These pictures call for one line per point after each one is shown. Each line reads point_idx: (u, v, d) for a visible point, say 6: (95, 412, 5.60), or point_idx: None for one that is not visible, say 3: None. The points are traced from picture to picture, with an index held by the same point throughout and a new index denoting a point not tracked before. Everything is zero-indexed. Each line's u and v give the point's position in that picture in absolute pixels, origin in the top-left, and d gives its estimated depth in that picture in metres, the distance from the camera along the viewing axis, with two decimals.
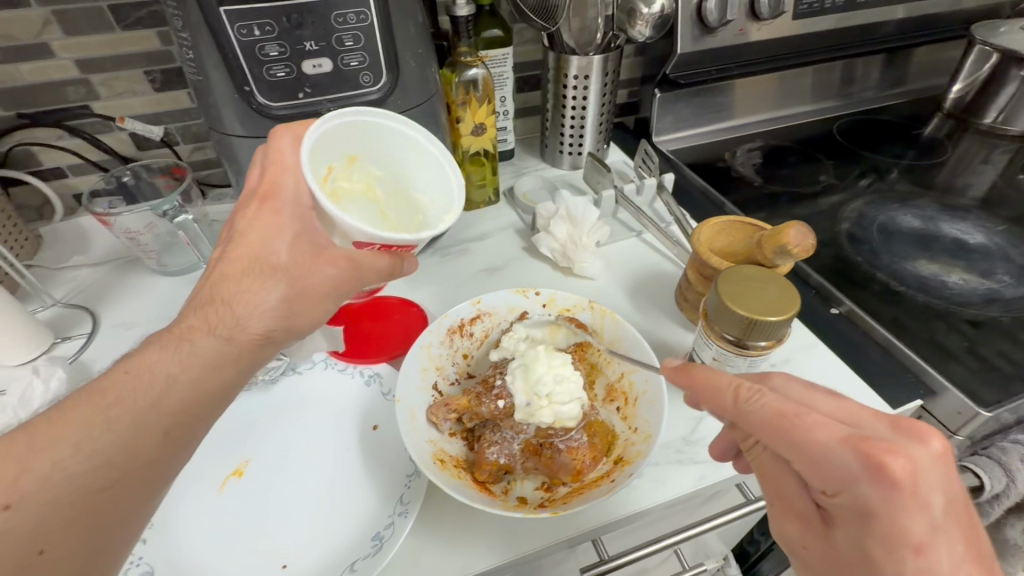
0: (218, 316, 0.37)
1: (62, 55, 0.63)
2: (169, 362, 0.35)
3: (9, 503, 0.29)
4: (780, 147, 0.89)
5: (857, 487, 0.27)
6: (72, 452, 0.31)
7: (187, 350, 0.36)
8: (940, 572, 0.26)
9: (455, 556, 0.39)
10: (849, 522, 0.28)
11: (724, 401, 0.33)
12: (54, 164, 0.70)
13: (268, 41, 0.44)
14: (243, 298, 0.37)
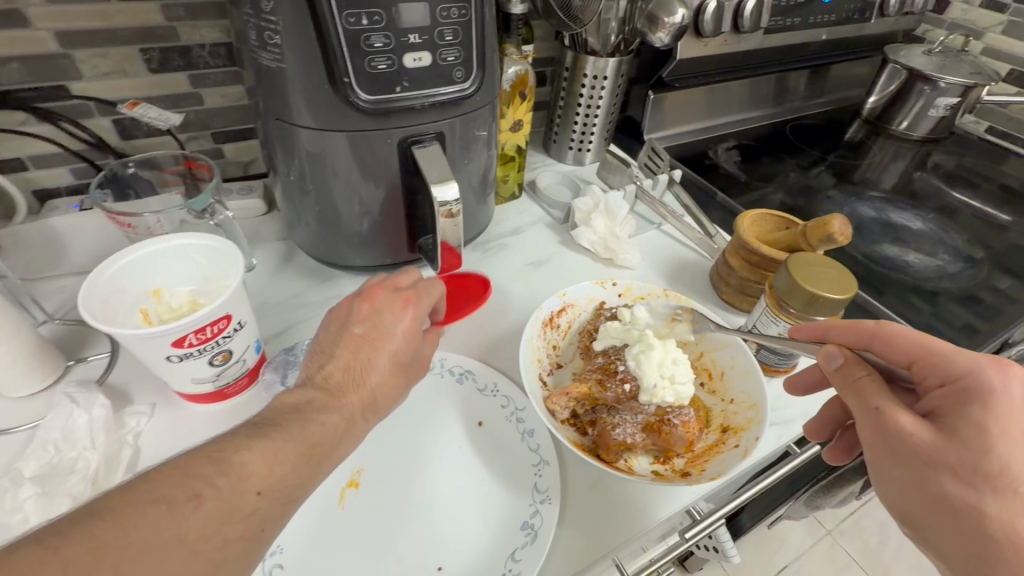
0: (348, 349, 0.40)
1: (40, 25, 0.52)
2: (337, 418, 0.36)
3: (260, 489, 0.30)
4: (749, 147, 1.00)
5: (979, 374, 0.33)
6: (272, 469, 0.31)
7: (325, 416, 0.35)
8: None
9: (600, 532, 0.42)
10: (961, 409, 0.33)
11: (859, 332, 0.40)
12: (11, 154, 0.58)
13: (375, 32, 0.42)
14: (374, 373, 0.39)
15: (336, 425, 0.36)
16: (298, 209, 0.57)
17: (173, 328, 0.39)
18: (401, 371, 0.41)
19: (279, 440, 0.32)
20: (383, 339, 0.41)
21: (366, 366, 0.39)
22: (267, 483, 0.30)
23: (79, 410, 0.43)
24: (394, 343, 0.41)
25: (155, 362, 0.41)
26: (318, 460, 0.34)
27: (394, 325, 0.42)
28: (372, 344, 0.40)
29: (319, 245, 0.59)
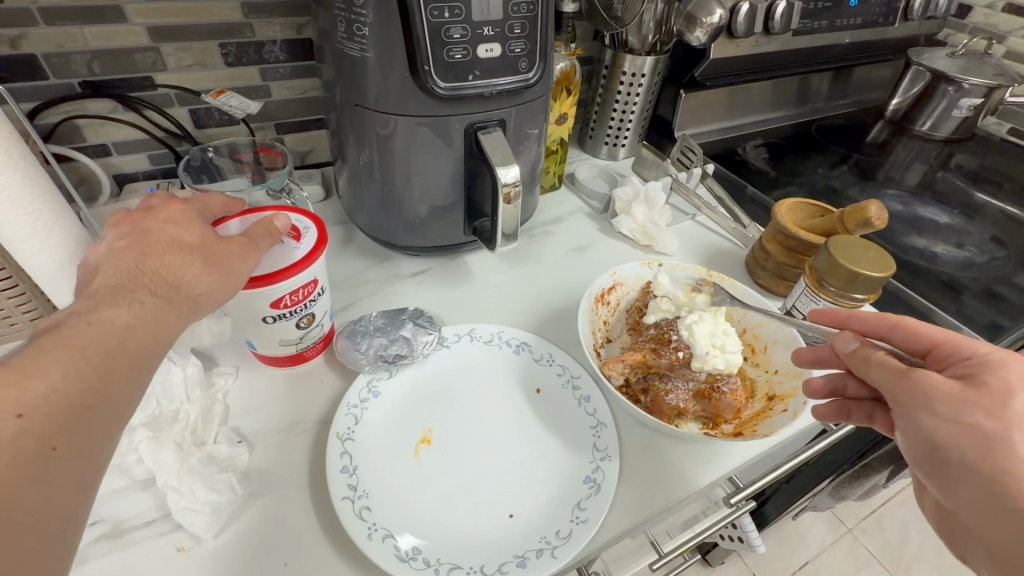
0: (119, 259, 0.36)
1: (135, 20, 0.57)
2: (127, 312, 0.33)
3: (20, 412, 0.26)
4: (776, 145, 1.03)
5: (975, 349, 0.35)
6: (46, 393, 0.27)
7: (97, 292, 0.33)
8: None
9: (658, 488, 0.45)
10: (976, 378, 0.33)
11: (883, 322, 0.41)
12: (99, 140, 0.63)
13: (454, 24, 0.46)
14: (160, 260, 0.36)
15: (125, 316, 0.33)
16: (363, 193, 0.61)
17: (274, 289, 0.44)
18: (195, 258, 0.37)
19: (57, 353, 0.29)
20: (161, 241, 0.37)
21: (141, 267, 0.35)
22: (39, 403, 0.27)
23: (175, 365, 0.47)
24: (183, 237, 0.38)
25: (252, 321, 0.46)
26: (115, 365, 0.31)
27: (173, 228, 0.38)
28: (127, 246, 0.37)
29: (380, 227, 0.63)
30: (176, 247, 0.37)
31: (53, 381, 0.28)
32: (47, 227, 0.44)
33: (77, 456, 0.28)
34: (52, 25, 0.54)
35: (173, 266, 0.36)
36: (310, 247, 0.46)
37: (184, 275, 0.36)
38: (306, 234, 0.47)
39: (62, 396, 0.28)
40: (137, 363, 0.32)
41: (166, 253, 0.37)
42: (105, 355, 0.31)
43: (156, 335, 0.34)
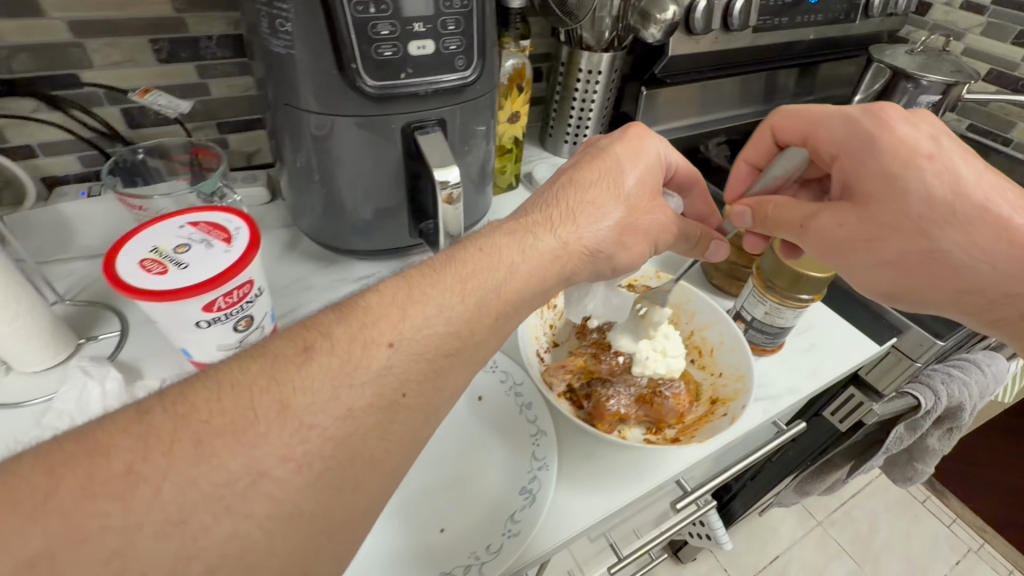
0: (563, 216, 0.42)
1: (53, 15, 0.54)
2: (427, 321, 0.33)
3: (304, 423, 0.28)
4: (739, 142, 1.03)
5: (853, 129, 0.45)
6: (333, 416, 0.29)
7: (534, 249, 0.39)
8: (932, 192, 0.42)
9: (595, 495, 0.44)
10: (862, 194, 0.45)
11: (796, 125, 0.51)
12: (23, 141, 0.60)
13: (381, 20, 0.44)
14: (426, 300, 0.34)
15: (426, 316, 0.34)
16: (302, 194, 0.58)
17: (206, 292, 0.41)
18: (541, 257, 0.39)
19: (441, 290, 0.35)
20: (493, 263, 0.38)
21: (484, 274, 0.37)
22: (404, 352, 0.32)
23: (93, 381, 0.45)
24: (507, 259, 0.38)
25: (183, 328, 0.44)
26: (424, 384, 0.32)
27: (648, 208, 0.45)
28: (609, 186, 0.44)
29: (325, 231, 0.61)
30: (493, 265, 0.37)
31: (417, 329, 0.33)
32: None
33: (420, 408, 0.32)
34: None
35: (434, 307, 0.34)
36: (242, 248, 0.44)
37: (601, 230, 0.42)
38: (237, 234, 0.45)
39: (358, 419, 0.29)
40: (431, 391, 0.32)
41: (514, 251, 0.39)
42: (489, 305, 0.36)
43: (461, 350, 0.34)
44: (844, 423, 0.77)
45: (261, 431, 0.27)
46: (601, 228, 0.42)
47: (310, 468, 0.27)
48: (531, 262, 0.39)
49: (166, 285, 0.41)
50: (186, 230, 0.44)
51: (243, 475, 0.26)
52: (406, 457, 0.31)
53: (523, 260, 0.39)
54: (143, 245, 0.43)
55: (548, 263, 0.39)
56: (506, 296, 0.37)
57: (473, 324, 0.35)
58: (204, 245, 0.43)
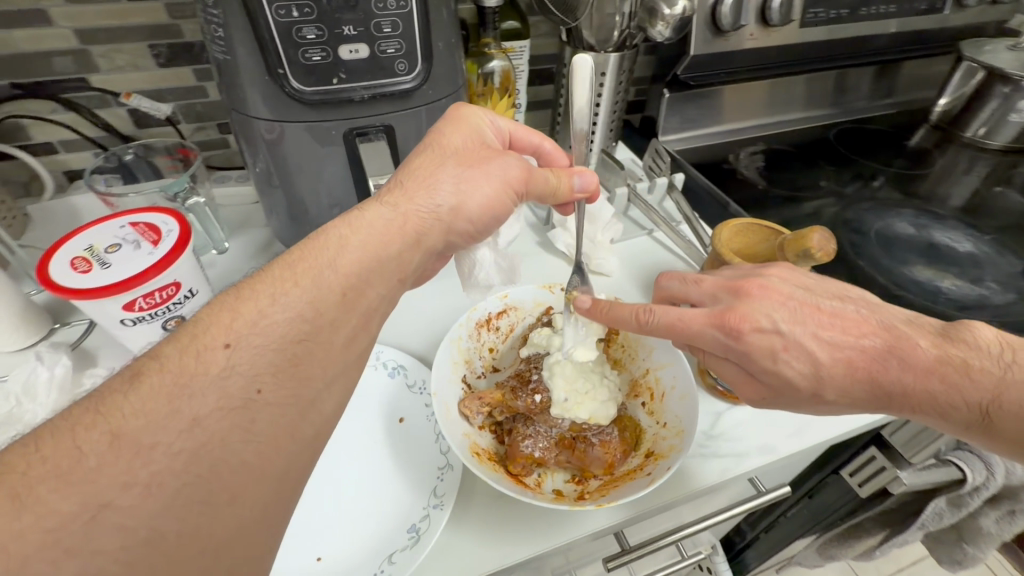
0: (394, 194, 0.39)
1: (61, 24, 0.59)
2: (281, 314, 0.30)
3: (149, 441, 0.24)
4: (779, 151, 0.92)
5: (717, 337, 0.39)
6: (189, 425, 0.25)
7: (369, 222, 0.36)
8: (808, 373, 0.37)
9: (491, 545, 0.40)
10: (762, 380, 0.39)
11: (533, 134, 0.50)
12: (44, 138, 0.66)
13: (306, 24, 0.43)
14: (265, 300, 0.30)
15: (255, 310, 0.30)
16: (263, 197, 0.59)
17: (123, 293, 0.42)
18: (361, 256, 0.34)
19: (292, 289, 0.31)
20: (321, 262, 0.33)
21: (316, 267, 0.33)
22: (247, 352, 0.28)
23: (42, 366, 0.48)
24: (338, 257, 0.33)
25: (112, 325, 0.45)
26: (293, 371, 0.29)
27: (489, 158, 0.42)
28: (450, 154, 0.41)
29: (290, 234, 0.61)
30: (321, 267, 0.33)
31: (268, 323, 0.29)
32: None
33: (283, 401, 0.28)
34: None
35: (273, 301, 0.30)
36: (167, 250, 0.45)
37: (441, 199, 0.39)
38: (167, 236, 0.46)
39: (224, 420, 0.26)
40: (311, 370, 0.30)
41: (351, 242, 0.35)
42: (328, 281, 0.32)
43: (322, 332, 0.31)
44: (865, 487, 0.65)
45: (93, 466, 0.23)
46: (437, 196, 0.39)
47: (164, 487, 0.24)
48: (366, 233, 0.35)
49: (86, 283, 0.42)
50: (125, 230, 0.46)
51: (80, 512, 0.22)
52: (303, 447, 0.29)
53: (355, 234, 0.35)
54: (80, 244, 0.45)
55: (384, 233, 0.36)
56: (349, 275, 0.33)
57: (333, 306, 0.32)
58: (134, 246, 0.45)
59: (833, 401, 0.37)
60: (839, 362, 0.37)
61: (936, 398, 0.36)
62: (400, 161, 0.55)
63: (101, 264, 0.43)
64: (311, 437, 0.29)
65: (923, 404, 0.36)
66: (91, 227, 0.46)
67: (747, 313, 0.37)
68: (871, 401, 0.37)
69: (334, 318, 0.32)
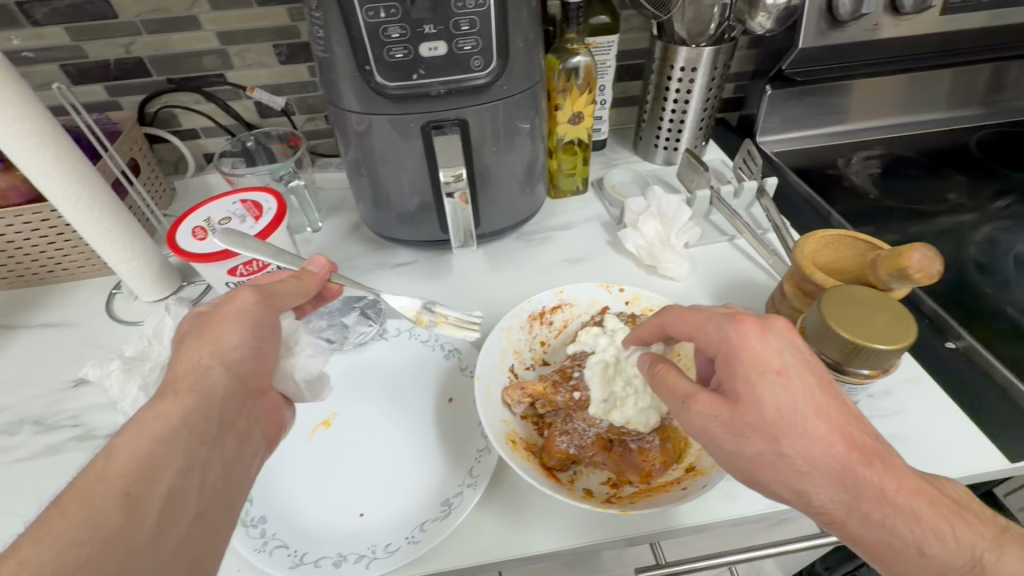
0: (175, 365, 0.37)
1: (207, 28, 0.69)
2: (166, 414, 0.33)
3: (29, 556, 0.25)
4: (902, 157, 0.81)
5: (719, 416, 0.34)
6: (71, 525, 0.27)
7: (194, 350, 0.37)
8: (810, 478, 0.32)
9: (518, 532, 0.41)
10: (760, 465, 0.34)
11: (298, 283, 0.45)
12: (190, 126, 0.79)
13: (391, 24, 0.46)
14: (155, 409, 0.33)
15: (143, 416, 0.33)
16: (352, 182, 0.64)
17: (232, 260, 0.50)
18: (221, 377, 0.37)
19: (93, 484, 0.29)
20: (192, 378, 0.36)
21: (177, 387, 0.35)
22: (118, 466, 0.30)
23: (169, 316, 0.58)
24: (208, 370, 0.37)
25: (219, 286, 0.53)
26: (166, 475, 0.31)
27: (224, 306, 0.40)
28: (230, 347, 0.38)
29: (372, 218, 0.66)
30: (189, 379, 0.36)
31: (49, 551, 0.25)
32: (89, 204, 0.54)
33: (166, 506, 0.30)
34: (151, 33, 0.69)
35: (161, 408, 0.33)
36: (266, 225, 0.51)
37: (205, 356, 0.37)
38: (268, 211, 0.53)
39: (109, 518, 0.28)
40: (191, 490, 0.31)
41: (205, 375, 0.36)
42: (115, 480, 0.29)
43: (196, 428, 0.34)
44: None
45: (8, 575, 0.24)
46: (227, 349, 0.38)
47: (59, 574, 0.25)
48: (144, 420, 0.32)
49: (203, 250, 0.49)
50: (236, 206, 0.53)
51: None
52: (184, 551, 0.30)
53: (207, 350, 0.37)
54: (201, 216, 0.53)
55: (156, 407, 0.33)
56: (145, 449, 0.31)
57: (197, 405, 0.35)
58: (240, 220, 0.52)
59: (811, 479, 0.32)
60: (831, 432, 0.33)
61: (911, 518, 0.32)
62: (474, 154, 0.57)
63: (217, 233, 0.51)
64: (190, 539, 0.30)
65: (902, 529, 0.32)
66: (210, 203, 0.54)
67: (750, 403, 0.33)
68: (848, 499, 0.32)
69: (208, 420, 0.34)
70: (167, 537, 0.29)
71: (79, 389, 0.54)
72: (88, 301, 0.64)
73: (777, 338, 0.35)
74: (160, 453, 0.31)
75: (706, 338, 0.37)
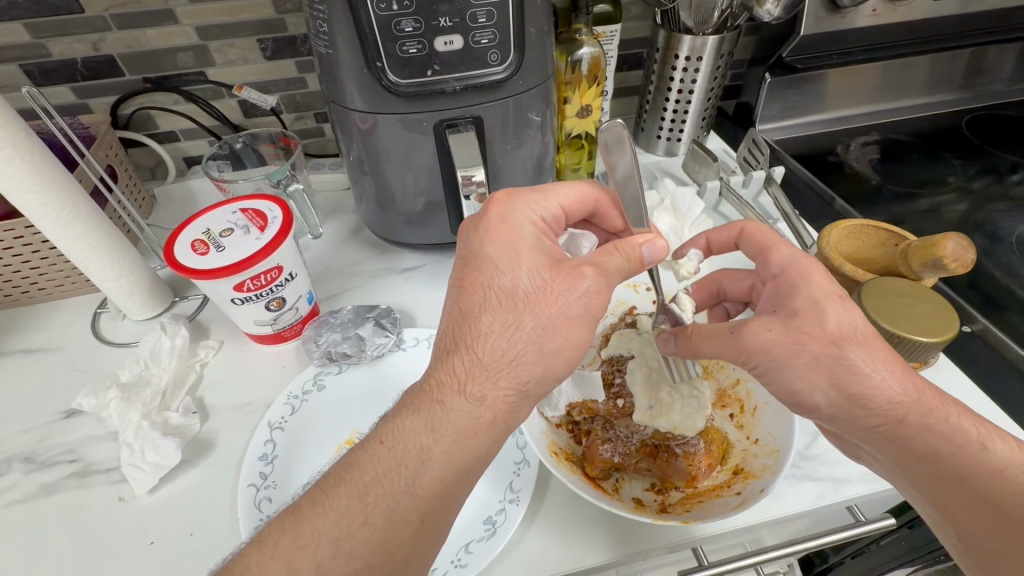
0: (473, 372, 0.35)
1: (185, 22, 0.64)
2: (434, 438, 0.33)
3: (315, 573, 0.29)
4: (897, 142, 0.82)
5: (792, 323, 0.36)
6: (333, 550, 0.30)
7: (505, 322, 0.35)
8: (877, 373, 0.34)
9: (565, 547, 0.40)
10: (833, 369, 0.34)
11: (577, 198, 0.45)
12: (168, 128, 0.73)
13: (405, 17, 0.44)
14: (447, 410, 0.34)
15: (425, 435, 0.33)
16: (353, 182, 0.60)
17: (237, 274, 0.46)
18: (528, 365, 0.35)
19: (372, 491, 0.32)
20: (502, 372, 0.35)
21: (496, 369, 0.35)
22: (399, 495, 0.32)
23: (165, 337, 0.53)
24: (519, 370, 0.35)
25: (223, 302, 0.49)
26: (440, 504, 0.32)
27: (566, 294, 0.36)
28: (502, 294, 0.36)
29: (375, 221, 0.63)
30: (504, 372, 0.34)
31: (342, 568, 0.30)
32: (72, 220, 0.50)
33: (427, 534, 0.32)
34: (122, 29, 0.63)
35: (454, 407, 0.34)
36: (273, 235, 0.48)
37: (524, 370, 0.35)
38: (272, 221, 0.49)
39: (386, 547, 0.31)
40: (446, 512, 0.33)
41: (516, 333, 0.35)
42: (408, 510, 0.31)
43: (478, 460, 0.34)
44: None
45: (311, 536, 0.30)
46: (535, 344, 0.35)
47: None
48: (448, 442, 0.33)
49: (205, 265, 0.46)
50: (237, 216, 0.50)
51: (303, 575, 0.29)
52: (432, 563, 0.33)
53: (508, 336, 0.35)
54: (199, 228, 0.49)
55: (469, 437, 0.33)
56: (436, 488, 0.32)
57: (488, 427, 0.34)
58: (244, 231, 0.48)
59: (875, 380, 0.34)
60: (890, 352, 0.35)
61: (968, 423, 0.34)
62: (486, 152, 0.54)
63: (218, 246, 0.47)
64: (432, 538, 0.32)
65: (962, 425, 0.34)
66: (210, 211, 0.51)
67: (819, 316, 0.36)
68: (909, 400, 0.34)
69: (479, 448, 0.34)
70: (431, 535, 0.32)
71: (70, 420, 0.50)
72: (71, 322, 0.59)
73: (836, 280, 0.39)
74: (441, 482, 0.32)
75: (766, 267, 0.42)
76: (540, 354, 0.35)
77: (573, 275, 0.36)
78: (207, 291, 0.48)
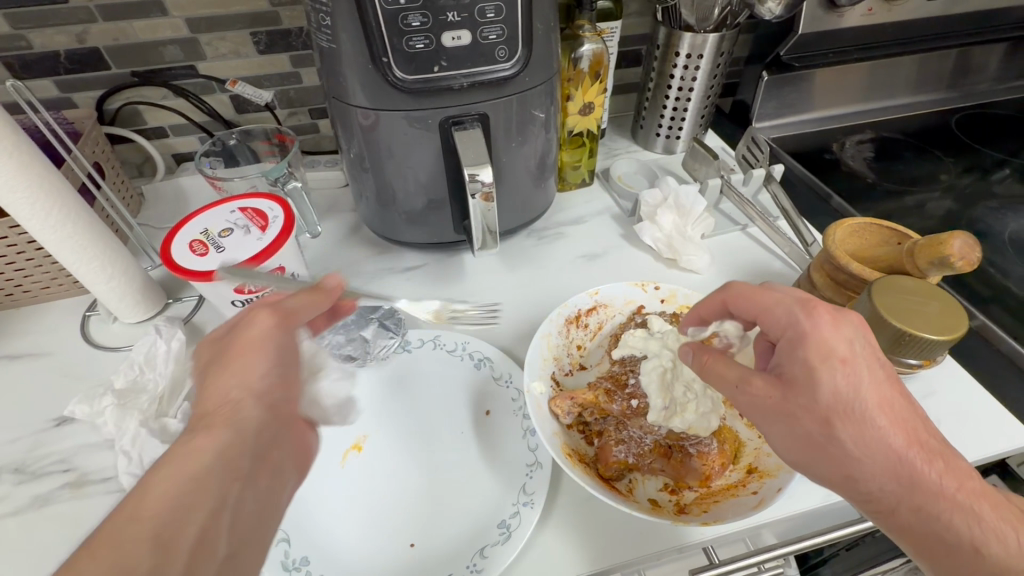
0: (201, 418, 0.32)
1: (174, 14, 0.62)
2: (201, 459, 0.29)
3: None
4: (891, 140, 0.83)
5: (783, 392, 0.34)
6: None
7: (226, 363, 0.35)
8: (867, 451, 0.32)
9: (582, 550, 0.40)
10: (819, 442, 0.33)
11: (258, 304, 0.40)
12: (157, 124, 0.71)
13: (412, 11, 0.43)
14: (185, 445, 0.30)
15: (187, 465, 0.28)
16: (352, 179, 0.59)
17: (239, 276, 0.45)
18: (229, 386, 0.34)
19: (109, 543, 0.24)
20: (230, 408, 0.33)
21: (210, 401, 0.33)
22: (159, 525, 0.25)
23: (161, 340, 0.52)
24: (236, 401, 0.33)
25: (223, 304, 0.48)
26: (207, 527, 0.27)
27: (241, 334, 0.36)
28: (212, 347, 0.36)
29: (375, 219, 0.61)
30: (217, 403, 0.33)
31: None
32: (61, 220, 0.48)
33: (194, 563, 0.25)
34: (107, 20, 0.61)
35: (196, 443, 0.30)
36: (275, 235, 0.46)
37: (229, 392, 0.34)
38: (273, 221, 0.48)
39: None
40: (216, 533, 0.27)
41: (230, 376, 0.34)
42: (163, 542, 0.25)
43: (241, 479, 0.30)
44: None
45: None
46: (236, 374, 0.34)
47: None
48: (187, 461, 0.29)
49: (204, 266, 0.44)
50: (235, 215, 0.48)
51: None
52: None
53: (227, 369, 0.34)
54: (196, 228, 0.47)
55: (228, 455, 0.30)
56: (199, 482, 0.28)
57: (230, 442, 0.31)
58: (244, 231, 0.47)
59: (866, 461, 0.32)
60: (895, 424, 0.32)
61: (970, 514, 0.31)
62: (491, 151, 0.54)
63: (219, 247, 0.46)
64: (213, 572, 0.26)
65: (957, 521, 0.31)
66: (206, 210, 0.49)
67: (809, 384, 0.33)
68: (900, 484, 0.32)
69: (238, 463, 0.30)
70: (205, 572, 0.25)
71: (62, 428, 0.48)
72: (59, 326, 0.57)
73: (848, 327, 0.34)
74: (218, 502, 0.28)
75: (775, 320, 0.37)
76: (220, 377, 0.34)
77: (258, 315, 0.37)
78: (208, 293, 0.46)
